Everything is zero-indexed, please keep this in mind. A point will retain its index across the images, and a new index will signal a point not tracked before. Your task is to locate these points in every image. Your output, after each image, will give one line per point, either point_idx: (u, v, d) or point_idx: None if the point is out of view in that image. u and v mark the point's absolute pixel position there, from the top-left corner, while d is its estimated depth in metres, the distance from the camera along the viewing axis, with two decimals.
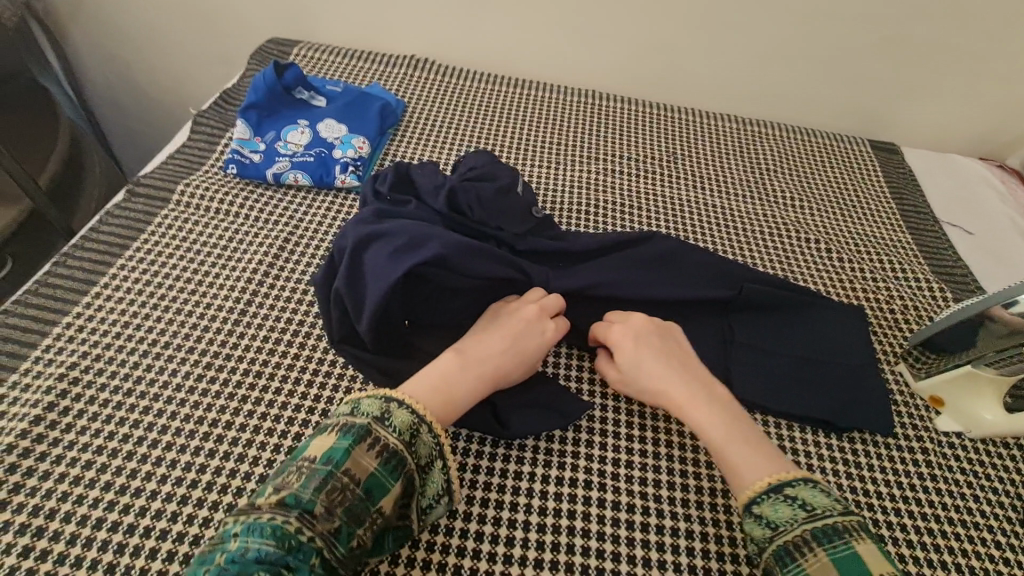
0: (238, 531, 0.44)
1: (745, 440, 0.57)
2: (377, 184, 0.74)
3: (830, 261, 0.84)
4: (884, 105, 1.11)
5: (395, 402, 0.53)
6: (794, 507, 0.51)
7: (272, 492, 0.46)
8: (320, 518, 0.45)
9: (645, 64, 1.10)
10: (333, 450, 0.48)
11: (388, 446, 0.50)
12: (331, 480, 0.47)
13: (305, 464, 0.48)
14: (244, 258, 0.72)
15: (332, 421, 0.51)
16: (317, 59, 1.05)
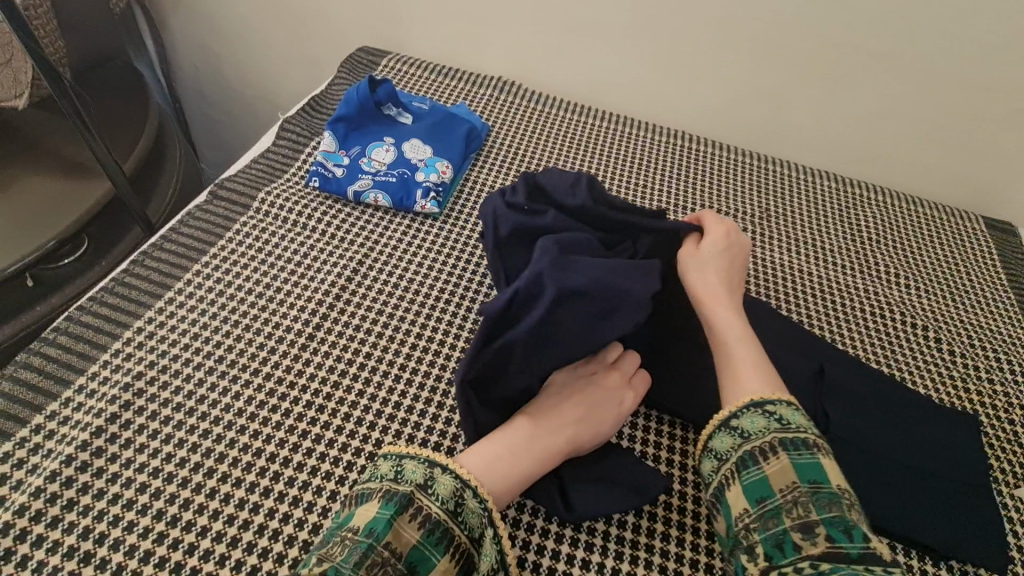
0: None
1: (753, 361, 0.57)
2: (509, 195, 0.68)
3: (938, 354, 0.76)
4: (1005, 180, 1.01)
5: (440, 468, 0.50)
6: (768, 419, 0.52)
7: (315, 564, 0.43)
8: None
9: (742, 109, 1.04)
10: (374, 520, 0.45)
11: (431, 516, 0.47)
12: (372, 555, 0.43)
13: (348, 535, 0.45)
14: (318, 277, 0.69)
15: (374, 487, 0.48)
16: (406, 73, 1.04)
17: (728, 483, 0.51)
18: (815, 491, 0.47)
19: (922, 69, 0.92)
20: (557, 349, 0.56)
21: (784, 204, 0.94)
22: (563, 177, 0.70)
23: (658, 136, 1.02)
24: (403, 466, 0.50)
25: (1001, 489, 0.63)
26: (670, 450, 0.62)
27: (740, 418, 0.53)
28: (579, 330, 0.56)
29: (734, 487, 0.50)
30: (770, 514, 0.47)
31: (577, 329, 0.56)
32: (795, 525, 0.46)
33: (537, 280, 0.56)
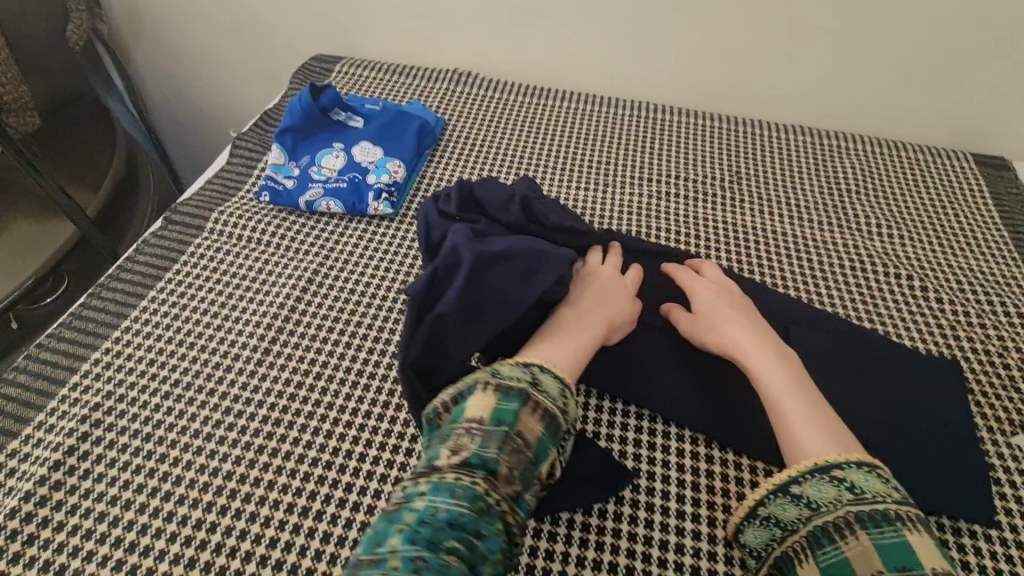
0: (423, 490, 0.42)
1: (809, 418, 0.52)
2: (441, 203, 0.66)
3: (924, 303, 0.72)
4: (992, 113, 0.96)
5: (537, 368, 0.52)
6: (840, 488, 0.46)
7: (448, 455, 0.44)
8: (503, 480, 0.44)
9: (705, 72, 1.01)
10: (503, 411, 0.47)
11: (548, 411, 0.49)
12: (510, 442, 0.45)
13: (473, 425, 0.46)
14: (274, 289, 0.69)
15: (482, 383, 0.49)
16: (361, 77, 1.03)
17: (798, 559, 0.45)
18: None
19: (888, 6, 0.87)
20: (498, 312, 0.57)
21: (754, 164, 0.90)
22: (501, 190, 0.68)
23: (622, 109, 0.99)
24: (500, 367, 0.51)
25: (994, 437, 0.60)
26: (637, 429, 0.60)
27: (805, 486, 0.48)
28: (509, 289, 0.58)
29: (807, 567, 0.44)
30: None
31: (507, 288, 0.58)
32: None
33: (455, 251, 0.59)
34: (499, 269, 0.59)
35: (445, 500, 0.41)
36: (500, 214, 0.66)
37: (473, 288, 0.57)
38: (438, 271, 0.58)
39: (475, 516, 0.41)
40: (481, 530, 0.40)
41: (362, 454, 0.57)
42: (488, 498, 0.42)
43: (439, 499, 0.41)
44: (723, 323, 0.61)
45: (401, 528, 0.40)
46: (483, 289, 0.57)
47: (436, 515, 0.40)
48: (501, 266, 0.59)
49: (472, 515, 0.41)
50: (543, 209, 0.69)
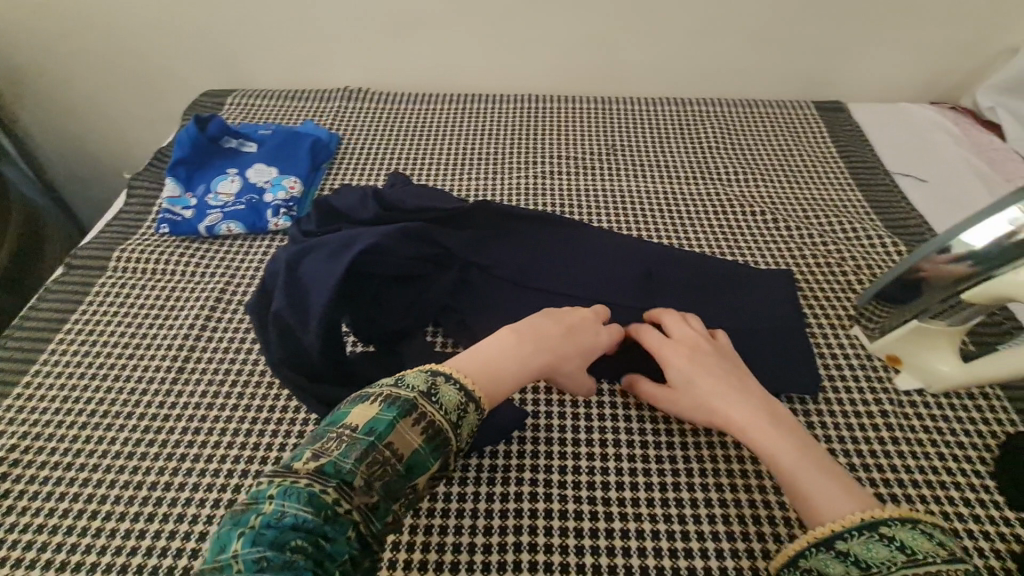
0: (272, 493, 0.41)
1: (833, 478, 0.49)
2: (302, 224, 0.69)
3: (778, 233, 0.82)
4: (824, 64, 1.09)
5: (442, 378, 0.49)
6: (890, 547, 0.42)
7: (308, 457, 0.42)
8: (358, 491, 0.41)
9: (578, 59, 1.10)
10: (375, 421, 0.44)
11: (433, 423, 0.46)
12: (372, 453, 0.43)
13: (345, 433, 0.44)
14: (184, 312, 0.72)
15: (375, 391, 0.46)
16: (254, 105, 1.07)
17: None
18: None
19: None
20: (316, 296, 0.57)
21: (628, 136, 1.00)
22: (354, 194, 0.71)
23: (506, 103, 1.06)
24: (402, 376, 0.48)
25: (834, 332, 0.70)
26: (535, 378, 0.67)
27: (851, 543, 0.43)
28: (320, 270, 0.58)
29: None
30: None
31: (321, 269, 0.58)
32: None
33: (276, 263, 0.62)
34: (312, 259, 0.60)
35: (296, 505, 0.39)
36: (357, 214, 0.69)
37: (298, 283, 0.59)
38: (266, 285, 0.61)
39: (319, 520, 0.39)
40: (328, 533, 0.39)
41: (283, 444, 0.61)
42: (336, 507, 0.40)
43: (289, 504, 0.39)
44: (698, 398, 0.57)
45: (244, 531, 0.39)
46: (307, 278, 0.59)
47: (280, 518, 0.39)
48: (316, 255, 0.60)
49: (316, 519, 0.39)
50: (399, 196, 0.72)
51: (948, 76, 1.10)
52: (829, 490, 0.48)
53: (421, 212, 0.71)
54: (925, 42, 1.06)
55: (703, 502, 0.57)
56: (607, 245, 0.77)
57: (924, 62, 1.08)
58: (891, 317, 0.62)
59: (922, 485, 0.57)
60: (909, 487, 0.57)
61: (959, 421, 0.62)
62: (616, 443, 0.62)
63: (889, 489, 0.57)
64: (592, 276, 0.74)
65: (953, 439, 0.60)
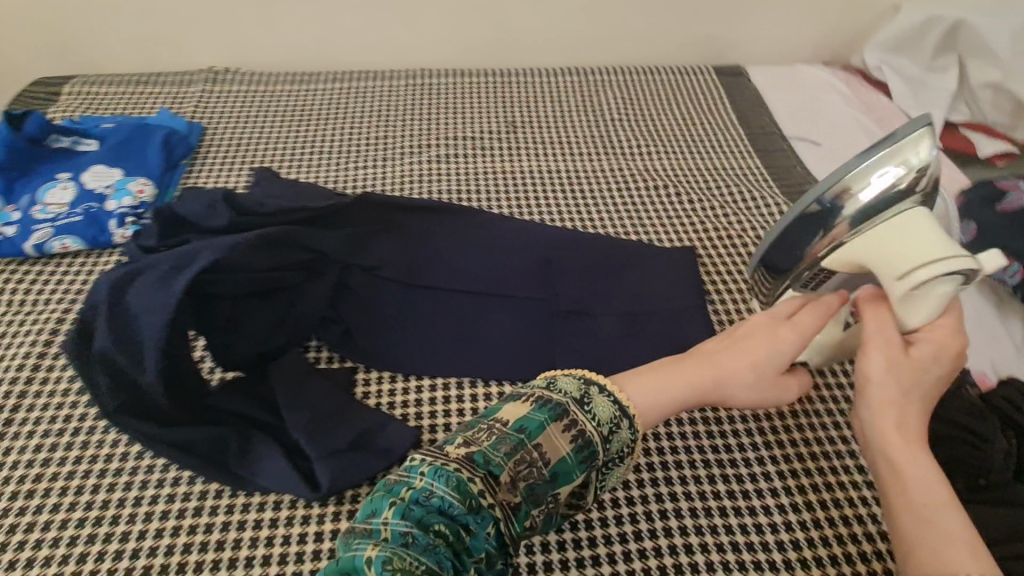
0: (425, 470, 0.42)
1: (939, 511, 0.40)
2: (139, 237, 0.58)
3: (680, 208, 0.81)
4: (722, 27, 1.07)
5: (595, 387, 0.46)
6: None
7: (459, 443, 0.43)
8: (502, 485, 0.42)
9: (471, 27, 1.00)
10: (527, 420, 0.43)
11: (585, 432, 0.43)
12: (521, 452, 0.42)
13: (496, 424, 0.44)
14: (12, 350, 0.61)
15: (528, 390, 0.45)
16: (99, 94, 0.92)
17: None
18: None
19: None
20: (149, 331, 0.49)
21: (527, 111, 0.94)
22: (196, 194, 0.59)
23: (394, 79, 0.97)
24: (555, 377, 0.47)
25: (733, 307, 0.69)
26: (432, 386, 0.62)
27: None
28: (151, 301, 0.49)
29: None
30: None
31: (150, 299, 0.50)
32: None
33: (94, 292, 0.51)
34: (140, 285, 0.51)
35: (442, 489, 0.40)
36: (202, 221, 0.58)
37: (127, 314, 0.50)
38: (87, 319, 0.51)
39: (464, 509, 0.40)
40: (468, 525, 0.40)
41: (136, 497, 0.52)
42: (481, 498, 0.40)
43: (437, 485, 0.40)
44: (911, 386, 0.44)
45: (396, 503, 0.41)
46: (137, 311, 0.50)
47: (429, 498, 0.40)
48: (143, 280, 0.51)
49: (461, 507, 0.40)
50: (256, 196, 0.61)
51: (838, 35, 1.11)
52: (953, 532, 0.38)
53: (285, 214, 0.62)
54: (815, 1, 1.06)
55: (610, 503, 0.54)
56: (504, 235, 0.72)
57: (815, 22, 1.09)
58: (765, 286, 0.59)
59: (821, 457, 0.57)
60: (807, 461, 0.57)
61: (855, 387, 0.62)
62: None
63: (778, 485, 0.55)
64: (488, 268, 0.69)
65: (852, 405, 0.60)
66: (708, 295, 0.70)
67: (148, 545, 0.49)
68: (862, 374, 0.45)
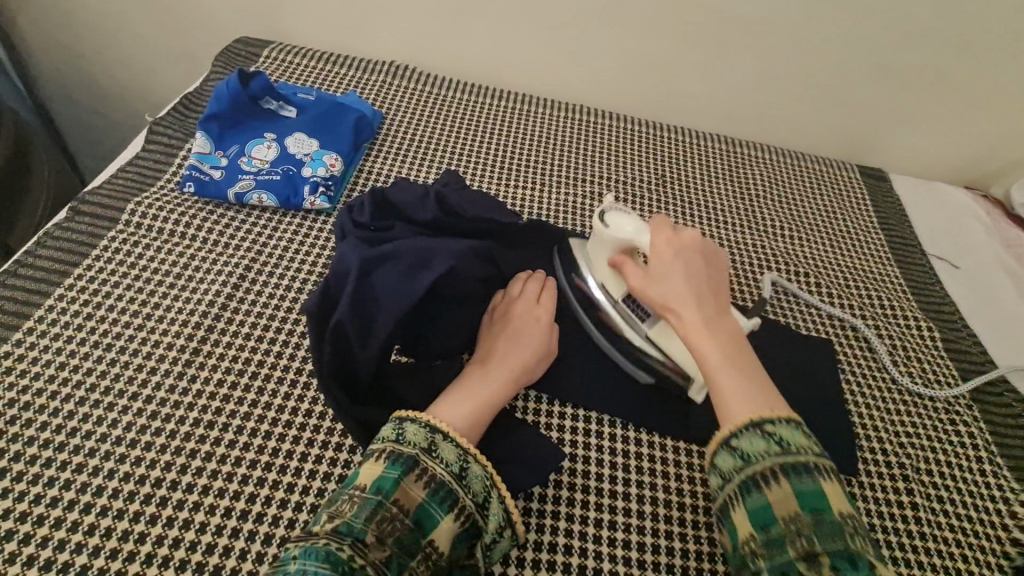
0: (295, 554, 0.43)
1: (744, 372, 0.52)
2: (356, 214, 0.66)
3: (819, 299, 0.82)
4: (876, 133, 1.08)
5: (440, 434, 0.51)
6: (770, 442, 0.46)
7: (324, 520, 0.45)
8: (371, 546, 0.43)
9: (638, 79, 1.04)
10: (382, 479, 0.47)
11: (436, 477, 0.48)
12: (382, 510, 0.45)
13: (355, 493, 0.47)
14: (203, 286, 0.67)
15: (378, 448, 0.49)
16: (290, 63, 0.99)
17: (732, 503, 0.47)
18: (819, 522, 0.43)
19: (795, 31, 0.94)
20: (384, 310, 0.57)
21: (678, 169, 0.97)
22: (415, 190, 0.68)
23: (556, 111, 1.02)
24: (403, 428, 0.50)
25: (866, 413, 0.70)
26: (573, 418, 0.64)
27: (740, 439, 0.47)
28: (399, 290, 0.57)
29: (737, 511, 0.46)
30: (776, 544, 0.43)
31: (398, 288, 0.57)
32: (799, 555, 0.42)
33: (342, 262, 0.58)
34: (385, 271, 0.58)
35: (314, 563, 0.41)
36: (418, 215, 0.67)
37: (366, 289, 0.57)
38: (329, 285, 0.58)
39: None
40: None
41: (305, 453, 0.57)
42: (351, 563, 0.42)
43: (308, 562, 0.41)
44: (700, 275, 0.58)
45: None
46: (379, 293, 0.57)
47: None
48: (390, 267, 0.58)
49: None
50: (460, 201, 0.69)
51: (990, 164, 1.10)
52: (756, 395, 0.50)
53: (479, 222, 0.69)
54: (979, 128, 1.05)
55: None
56: None
57: (972, 146, 1.08)
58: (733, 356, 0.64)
59: None
60: None
61: (987, 525, 0.63)
62: (655, 501, 0.60)
63: None
64: None
65: (981, 543, 0.61)
66: (845, 396, 0.71)
67: (313, 502, 0.54)
68: (675, 309, 0.56)
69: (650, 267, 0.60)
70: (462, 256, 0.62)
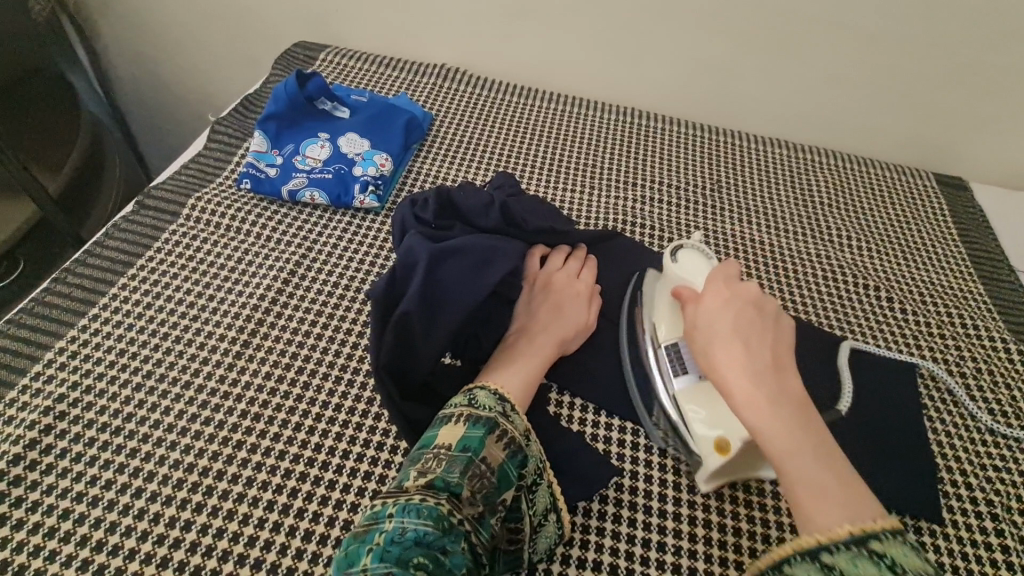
0: (392, 512, 0.44)
1: (824, 470, 0.44)
2: (418, 210, 0.65)
3: (891, 314, 0.76)
4: (958, 139, 0.99)
5: (511, 404, 0.53)
6: (879, 566, 0.38)
7: (415, 476, 0.46)
8: (466, 501, 0.45)
9: (695, 81, 1.00)
10: (467, 438, 0.48)
11: (514, 440, 0.50)
12: (472, 467, 0.47)
13: (441, 451, 0.48)
14: (255, 280, 0.69)
15: (455, 411, 0.51)
16: (346, 66, 1.01)
17: None
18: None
19: (869, 30, 0.88)
20: (453, 304, 0.57)
21: (737, 175, 0.93)
22: (479, 196, 0.67)
23: (608, 114, 1.00)
24: (474, 395, 0.52)
25: (947, 442, 0.64)
26: (620, 430, 0.62)
27: (838, 558, 0.39)
28: (467, 285, 0.58)
29: None
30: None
31: (466, 283, 0.58)
32: None
33: (409, 251, 0.57)
34: (453, 265, 0.58)
35: (415, 520, 0.43)
36: (479, 221, 0.66)
37: (434, 283, 0.57)
38: (395, 273, 0.56)
39: (439, 533, 0.43)
40: (446, 547, 0.42)
41: (346, 451, 0.57)
42: (451, 518, 0.44)
43: (409, 519, 0.43)
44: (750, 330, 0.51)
45: (371, 549, 0.42)
46: (447, 289, 0.57)
47: (403, 534, 0.42)
48: (458, 262, 0.58)
49: (436, 532, 0.43)
50: (521, 211, 0.69)
51: None
52: (834, 491, 0.42)
53: (539, 234, 0.69)
54: None
55: None
56: None
57: None
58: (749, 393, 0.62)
59: None
60: None
61: None
62: (706, 524, 0.56)
63: None
64: None
65: None
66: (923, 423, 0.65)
67: (353, 500, 0.54)
68: (729, 380, 0.48)
69: (701, 324, 0.53)
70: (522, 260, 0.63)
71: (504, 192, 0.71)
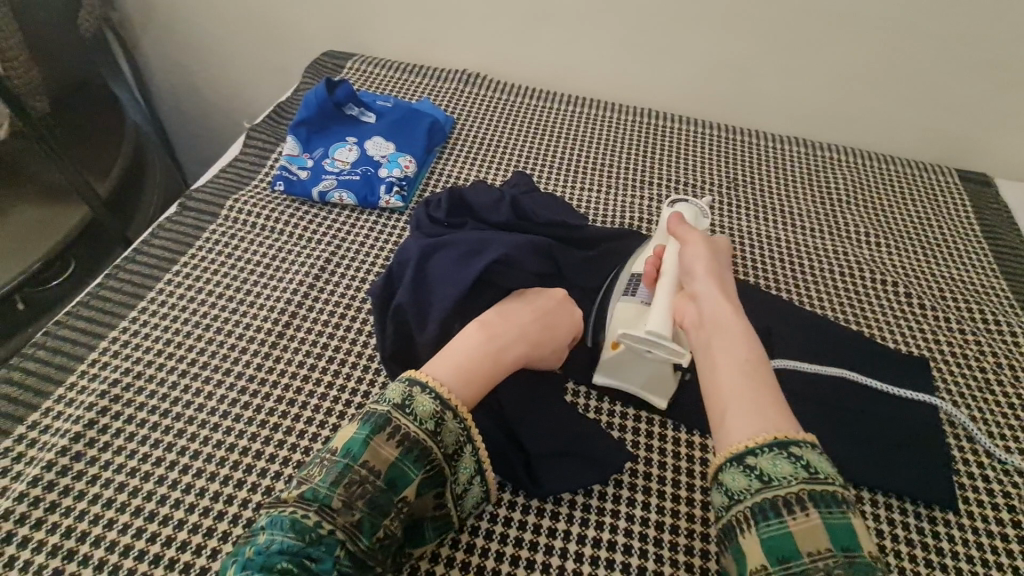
0: (265, 525, 0.44)
1: (753, 389, 0.46)
2: (431, 209, 0.69)
3: (907, 309, 0.76)
4: (981, 135, 0.98)
5: (418, 389, 0.50)
6: (795, 465, 0.41)
7: (294, 487, 0.46)
8: (339, 511, 0.44)
9: (711, 81, 1.01)
10: (351, 442, 0.47)
11: (410, 435, 0.47)
12: (349, 474, 0.46)
13: (325, 457, 0.47)
14: (289, 276, 0.73)
15: (356, 410, 0.49)
16: (371, 74, 1.05)
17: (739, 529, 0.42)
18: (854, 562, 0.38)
19: (886, 26, 0.89)
20: (439, 298, 0.59)
21: (752, 172, 0.94)
22: (489, 193, 0.70)
23: (624, 115, 1.02)
24: (384, 390, 0.50)
25: (965, 436, 0.64)
26: (634, 419, 0.64)
27: (760, 460, 0.42)
28: (452, 275, 0.60)
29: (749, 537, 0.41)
30: None
31: (452, 274, 0.60)
32: None
33: (404, 250, 0.63)
34: (442, 259, 0.61)
35: (280, 533, 0.43)
36: (490, 217, 0.69)
37: (423, 276, 0.61)
38: (392, 271, 0.63)
39: (304, 543, 0.42)
40: (312, 557, 0.42)
41: None
42: (320, 529, 0.43)
43: (275, 533, 0.43)
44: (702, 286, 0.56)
45: (239, 561, 0.42)
46: (436, 281, 0.60)
47: (269, 546, 0.42)
48: (447, 254, 0.61)
49: (300, 543, 0.42)
50: (533, 207, 0.71)
51: None
52: (753, 408, 0.45)
53: (551, 227, 0.71)
54: None
55: None
56: None
57: None
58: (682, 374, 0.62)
59: None
60: None
61: None
62: None
63: None
64: None
65: None
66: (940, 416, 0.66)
67: None
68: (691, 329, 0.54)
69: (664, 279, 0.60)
70: (519, 249, 0.62)
71: (516, 189, 0.73)
